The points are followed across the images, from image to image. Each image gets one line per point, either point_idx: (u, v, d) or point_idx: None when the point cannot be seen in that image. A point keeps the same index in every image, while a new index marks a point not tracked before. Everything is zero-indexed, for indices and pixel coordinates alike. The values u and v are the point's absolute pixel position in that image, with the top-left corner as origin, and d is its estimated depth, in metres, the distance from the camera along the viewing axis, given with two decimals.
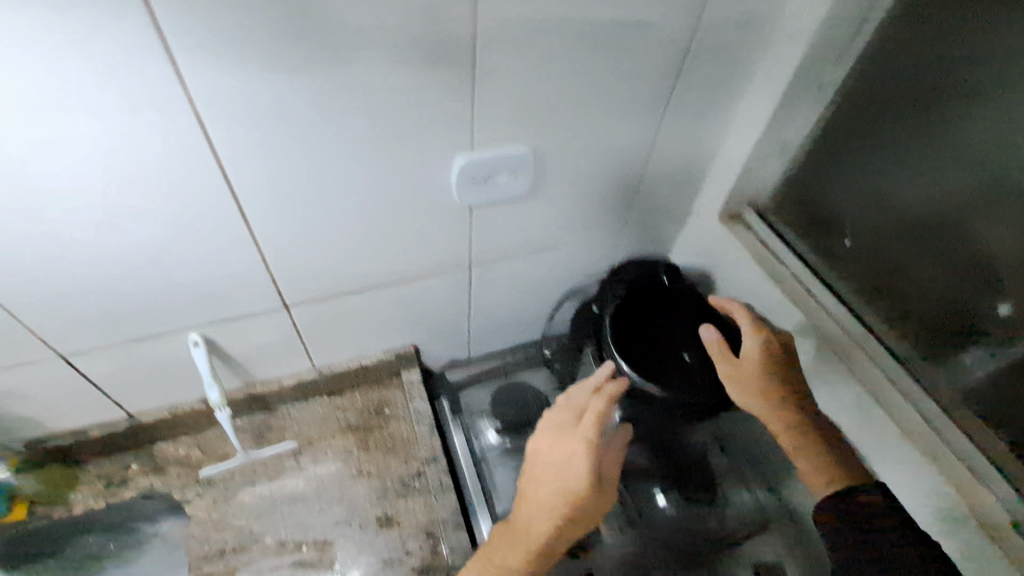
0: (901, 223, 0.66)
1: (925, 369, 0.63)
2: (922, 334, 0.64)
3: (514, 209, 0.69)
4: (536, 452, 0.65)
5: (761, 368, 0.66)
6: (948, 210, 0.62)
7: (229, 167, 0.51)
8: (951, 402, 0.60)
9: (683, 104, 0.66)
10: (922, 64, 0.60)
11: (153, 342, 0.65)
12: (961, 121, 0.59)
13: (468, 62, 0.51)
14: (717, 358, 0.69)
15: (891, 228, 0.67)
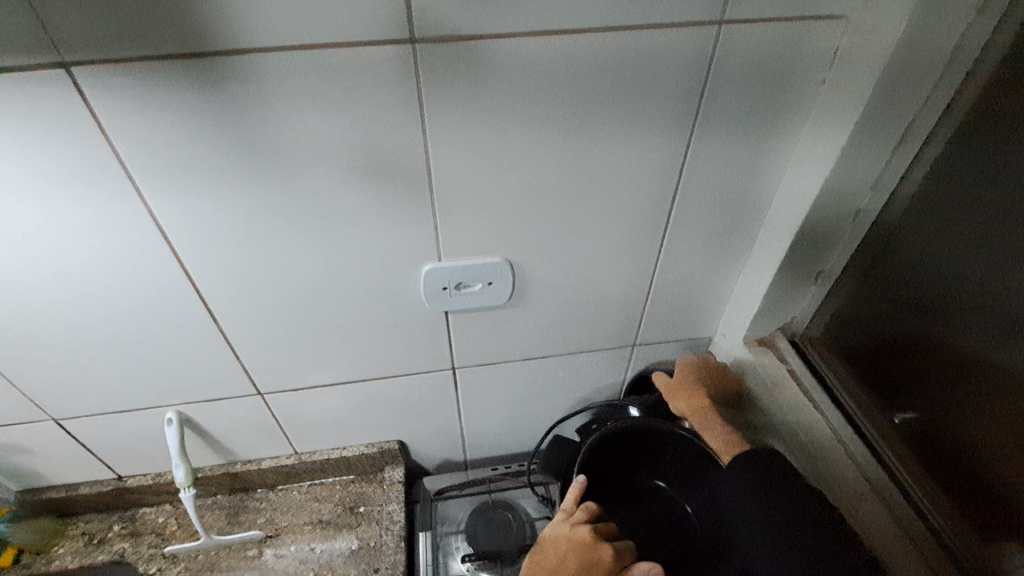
0: (942, 373, 0.57)
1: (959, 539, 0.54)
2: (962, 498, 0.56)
3: (498, 317, 0.65)
4: (553, 549, 0.58)
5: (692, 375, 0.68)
6: (990, 368, 0.52)
7: (186, 260, 0.53)
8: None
9: (687, 218, 0.59)
10: (973, 194, 0.51)
11: (136, 414, 0.67)
12: (1007, 271, 0.49)
13: (425, 174, 0.50)
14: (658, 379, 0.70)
15: (932, 375, 0.58)
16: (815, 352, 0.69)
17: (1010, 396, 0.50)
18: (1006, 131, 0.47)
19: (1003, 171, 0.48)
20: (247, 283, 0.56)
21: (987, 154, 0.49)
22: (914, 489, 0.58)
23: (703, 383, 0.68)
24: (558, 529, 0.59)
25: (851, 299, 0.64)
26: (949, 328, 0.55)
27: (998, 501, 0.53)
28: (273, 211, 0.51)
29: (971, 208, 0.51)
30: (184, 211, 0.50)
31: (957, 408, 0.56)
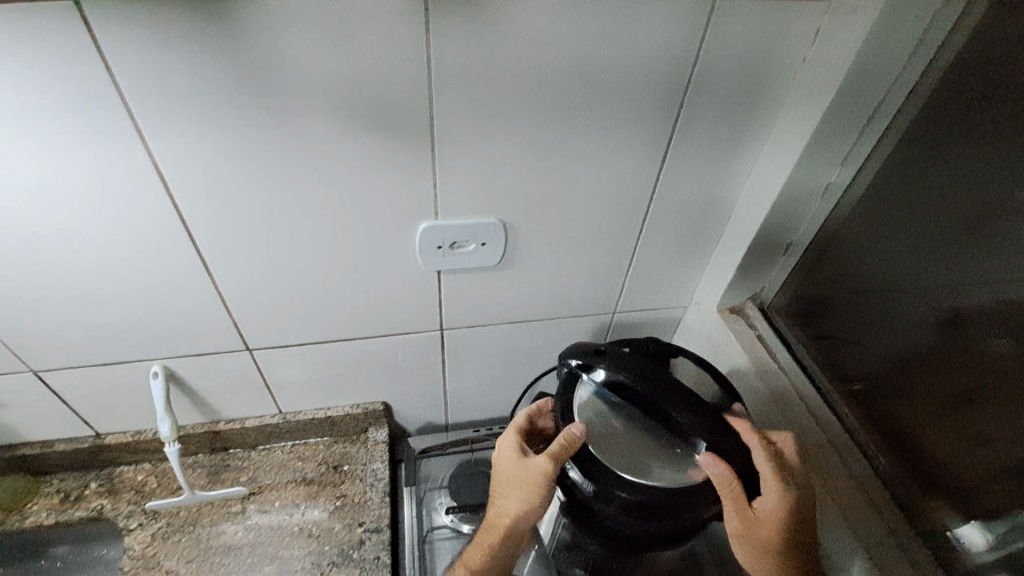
0: (895, 340, 0.61)
1: (908, 488, 0.57)
2: (907, 456, 0.59)
3: (487, 280, 0.67)
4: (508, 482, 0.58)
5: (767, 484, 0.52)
6: (939, 325, 0.57)
7: (184, 210, 0.53)
8: (927, 525, 0.55)
9: (672, 186, 0.62)
10: (933, 166, 0.57)
11: (119, 368, 0.66)
12: (963, 230, 0.55)
13: (427, 130, 0.51)
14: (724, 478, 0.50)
15: (888, 343, 0.62)
16: (776, 321, 0.73)
17: (955, 346, 0.56)
18: (956, 121, 0.54)
19: (956, 140, 0.54)
20: (244, 236, 0.56)
21: (928, 159, 0.57)
22: (877, 465, 0.59)
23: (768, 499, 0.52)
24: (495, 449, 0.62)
25: (806, 278, 0.70)
26: (907, 300, 0.60)
27: (938, 470, 0.56)
28: (275, 162, 0.51)
29: (917, 202, 0.59)
30: (186, 159, 0.50)
31: (907, 372, 0.60)
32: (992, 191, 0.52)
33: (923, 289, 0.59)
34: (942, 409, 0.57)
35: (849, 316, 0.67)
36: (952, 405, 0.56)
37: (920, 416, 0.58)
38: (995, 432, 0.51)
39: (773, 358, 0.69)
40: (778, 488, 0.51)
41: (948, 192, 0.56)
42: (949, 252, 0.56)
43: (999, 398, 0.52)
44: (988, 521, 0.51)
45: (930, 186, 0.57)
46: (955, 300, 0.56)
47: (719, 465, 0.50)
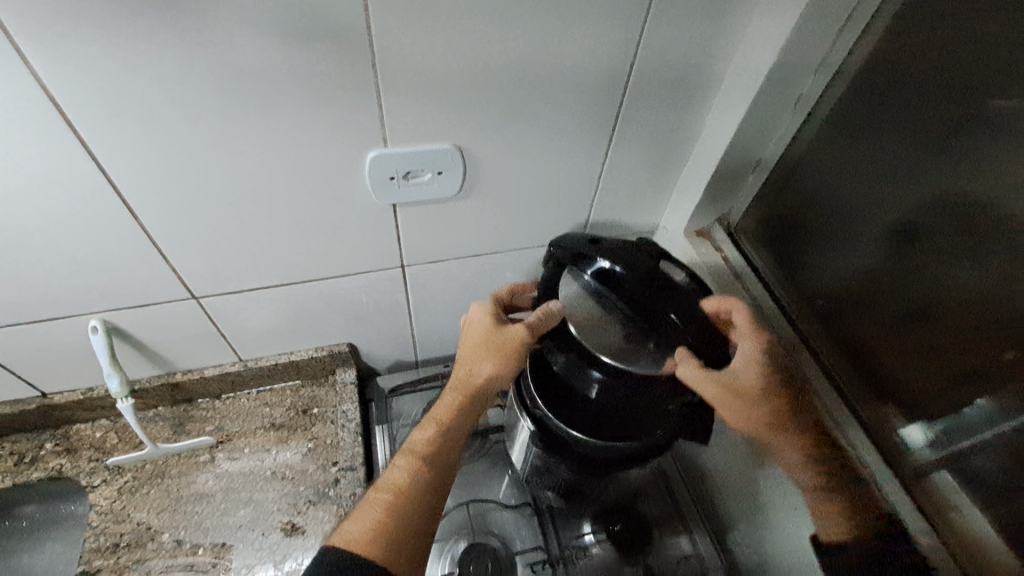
0: (864, 259, 0.61)
1: (866, 402, 0.58)
2: (867, 372, 0.60)
3: (447, 212, 0.63)
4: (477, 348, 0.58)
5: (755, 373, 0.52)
6: (905, 244, 0.56)
7: (90, 141, 0.47)
8: (885, 436, 0.56)
9: (641, 102, 0.58)
10: (909, 74, 0.53)
11: (54, 325, 0.61)
12: (936, 145, 0.52)
13: (366, 43, 0.46)
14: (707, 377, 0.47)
15: (856, 261, 0.62)
16: (746, 243, 0.72)
17: (919, 266, 0.55)
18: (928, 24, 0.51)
19: (931, 46, 0.51)
20: (168, 171, 0.51)
21: (897, 67, 0.54)
22: (838, 381, 0.60)
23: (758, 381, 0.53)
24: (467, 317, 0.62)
25: (770, 199, 0.69)
26: (873, 217, 0.59)
27: (888, 382, 0.58)
28: (190, 81, 0.45)
29: (883, 115, 0.56)
30: (81, 79, 0.43)
31: (873, 288, 0.60)
32: (967, 104, 0.49)
33: (891, 206, 0.57)
34: (902, 325, 0.57)
35: (812, 237, 0.66)
36: (911, 322, 0.56)
37: (881, 332, 0.59)
38: (957, 348, 0.52)
39: (739, 281, 0.68)
40: (755, 340, 0.53)
41: (923, 103, 0.53)
42: (919, 169, 0.54)
43: (958, 317, 0.52)
44: (930, 421, 0.54)
45: (905, 98, 0.54)
46: (914, 216, 0.55)
47: (694, 361, 0.47)
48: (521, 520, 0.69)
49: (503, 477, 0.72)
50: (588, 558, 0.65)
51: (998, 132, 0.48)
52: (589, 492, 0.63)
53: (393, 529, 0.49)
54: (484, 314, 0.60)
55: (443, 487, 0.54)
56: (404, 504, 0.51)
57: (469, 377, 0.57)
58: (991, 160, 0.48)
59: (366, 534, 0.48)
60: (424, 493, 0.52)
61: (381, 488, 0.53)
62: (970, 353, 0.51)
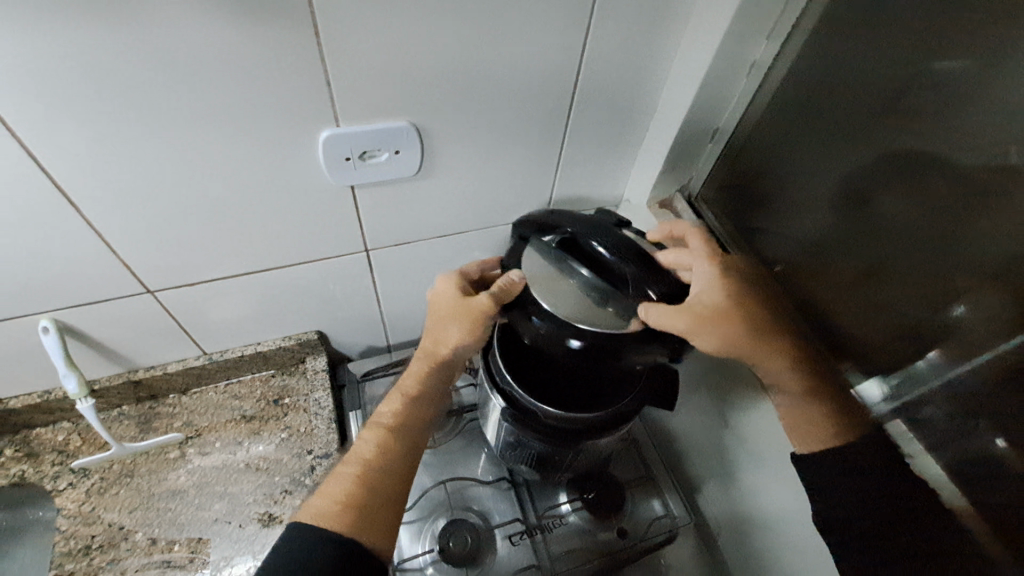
0: (818, 220, 0.62)
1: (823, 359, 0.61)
2: (823, 330, 0.61)
3: (408, 192, 0.62)
4: (440, 319, 0.58)
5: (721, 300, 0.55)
6: (855, 201, 0.57)
7: (16, 127, 0.44)
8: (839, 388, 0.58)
9: (599, 73, 0.57)
10: (857, 35, 0.54)
11: (0, 327, 0.59)
12: (881, 102, 0.53)
13: (311, 19, 0.44)
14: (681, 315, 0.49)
15: (811, 222, 0.63)
16: (707, 211, 0.73)
17: (866, 224, 0.56)
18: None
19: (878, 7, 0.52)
20: (108, 158, 0.48)
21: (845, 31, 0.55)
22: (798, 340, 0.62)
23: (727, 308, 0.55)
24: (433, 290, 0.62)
25: (730, 166, 0.70)
26: (825, 179, 0.60)
27: (843, 341, 0.59)
28: (122, 60, 0.42)
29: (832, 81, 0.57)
30: (2, 62, 0.40)
31: (826, 249, 0.61)
32: (907, 60, 0.50)
33: (842, 166, 0.58)
34: (850, 283, 0.58)
35: (769, 204, 0.67)
36: (858, 279, 0.57)
37: (834, 291, 0.61)
38: (901, 301, 0.53)
39: None
40: (709, 263, 0.57)
41: (870, 61, 0.53)
42: (866, 127, 0.55)
43: (899, 270, 0.53)
44: (886, 374, 0.55)
45: (854, 58, 0.54)
46: (856, 179, 0.57)
47: (652, 302, 0.48)
48: (499, 495, 0.70)
49: (480, 454, 0.73)
50: (565, 527, 0.67)
51: (935, 87, 0.48)
52: (560, 463, 0.63)
53: (357, 501, 0.49)
54: (448, 286, 0.59)
55: (408, 459, 0.55)
56: (369, 476, 0.51)
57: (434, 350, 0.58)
58: (930, 114, 0.49)
59: (330, 506, 0.48)
60: (388, 464, 0.52)
61: (348, 462, 0.53)
62: (909, 304, 0.52)
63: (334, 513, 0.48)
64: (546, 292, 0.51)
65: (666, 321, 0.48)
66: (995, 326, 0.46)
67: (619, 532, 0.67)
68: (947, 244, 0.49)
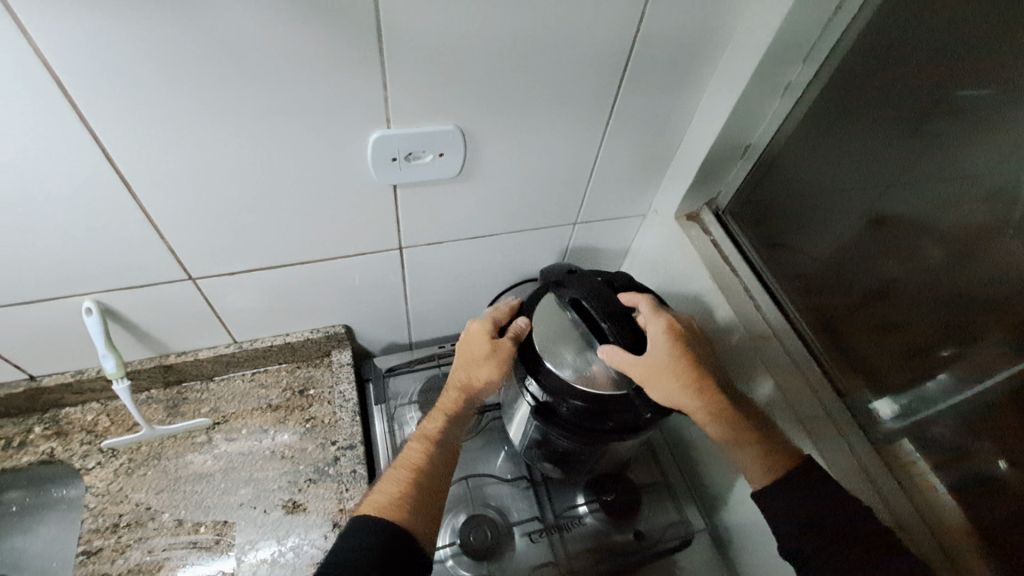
0: (843, 238, 0.64)
1: (841, 372, 0.62)
2: (844, 345, 0.63)
3: (446, 194, 0.64)
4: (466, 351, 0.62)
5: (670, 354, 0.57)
6: (882, 222, 0.59)
7: (87, 112, 0.45)
8: (857, 401, 0.60)
9: (639, 87, 0.59)
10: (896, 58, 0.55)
11: (45, 306, 0.60)
12: (919, 127, 0.55)
13: (375, 24, 0.46)
14: (628, 363, 0.53)
15: (834, 239, 0.65)
16: (729, 224, 0.75)
17: (892, 245, 0.58)
18: (910, 17, 0.53)
19: (917, 33, 0.53)
20: (168, 147, 0.50)
21: (879, 56, 0.56)
22: (818, 353, 0.64)
23: (678, 360, 0.57)
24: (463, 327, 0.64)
25: (755, 181, 0.71)
26: (852, 199, 0.62)
27: (859, 356, 0.62)
28: (193, 54, 0.44)
29: (864, 102, 0.59)
30: (81, 51, 0.42)
31: (847, 266, 0.63)
32: (946, 89, 0.52)
33: (869, 187, 0.60)
34: (871, 301, 0.61)
35: (794, 220, 0.69)
36: (879, 298, 0.60)
37: (853, 306, 0.63)
38: (927, 321, 0.55)
39: (727, 262, 0.71)
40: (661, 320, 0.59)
41: (911, 83, 0.55)
42: (900, 153, 0.57)
43: (922, 292, 0.56)
44: (897, 394, 0.58)
45: (894, 80, 0.56)
46: (880, 201, 0.59)
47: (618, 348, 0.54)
48: (517, 493, 0.71)
49: (499, 452, 0.75)
50: (582, 526, 0.69)
51: (973, 119, 0.51)
52: (582, 462, 0.66)
53: (413, 501, 0.55)
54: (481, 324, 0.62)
55: (449, 466, 0.61)
56: (420, 479, 0.57)
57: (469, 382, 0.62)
58: (968, 146, 0.51)
59: (390, 503, 0.54)
60: (435, 471, 0.59)
61: (399, 466, 0.59)
62: (924, 329, 0.56)
63: (395, 511, 0.53)
64: (540, 332, 0.58)
65: (622, 362, 0.53)
66: (1001, 352, 0.50)
67: (635, 535, 0.69)
68: (977, 271, 0.51)
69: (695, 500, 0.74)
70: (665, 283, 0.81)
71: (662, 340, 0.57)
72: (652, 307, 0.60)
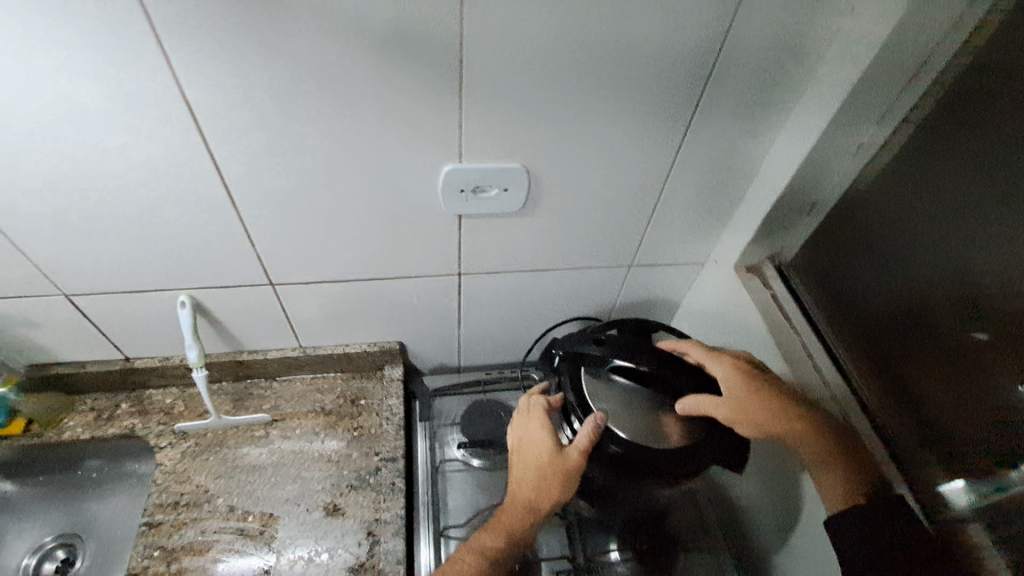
0: (913, 305, 0.60)
1: (908, 446, 0.58)
2: (914, 421, 0.58)
3: (507, 226, 0.67)
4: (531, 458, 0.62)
5: (748, 387, 0.58)
6: (962, 294, 0.55)
7: (208, 133, 0.53)
8: (925, 479, 0.56)
9: (702, 136, 0.61)
10: (981, 117, 0.52)
11: (148, 296, 0.68)
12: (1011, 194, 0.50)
13: (456, 66, 0.50)
14: (713, 407, 0.55)
15: (903, 306, 0.61)
16: (792, 278, 0.73)
17: (975, 320, 0.54)
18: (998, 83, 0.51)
19: (1006, 94, 0.50)
20: (269, 166, 0.56)
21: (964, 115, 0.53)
22: (886, 429, 0.60)
23: (759, 388, 0.58)
24: (526, 429, 0.64)
25: (823, 236, 0.69)
26: (927, 265, 0.58)
27: (934, 435, 0.57)
28: (301, 87, 0.50)
29: (956, 153, 0.54)
30: (210, 79, 0.49)
31: (920, 337, 0.59)
32: None
33: (948, 256, 0.56)
34: (951, 377, 0.56)
35: (862, 284, 0.65)
36: (961, 376, 0.55)
37: (928, 380, 0.58)
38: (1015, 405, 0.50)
39: (786, 318, 0.69)
40: (719, 361, 0.62)
41: (994, 142, 0.51)
42: (983, 220, 0.53)
43: (1011, 375, 0.51)
44: (977, 477, 0.53)
45: (979, 138, 0.52)
46: (969, 262, 0.54)
47: (694, 397, 0.56)
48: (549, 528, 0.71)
49: None
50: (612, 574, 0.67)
51: None
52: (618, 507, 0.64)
53: None
54: (543, 435, 0.61)
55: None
56: None
57: (532, 494, 0.62)
58: None
59: None
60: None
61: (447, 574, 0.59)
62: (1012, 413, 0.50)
63: None
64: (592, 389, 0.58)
65: (709, 406, 0.55)
66: None
67: None
68: None
69: (737, 566, 0.70)
70: (719, 334, 0.79)
71: (736, 376, 0.59)
72: (706, 352, 0.64)
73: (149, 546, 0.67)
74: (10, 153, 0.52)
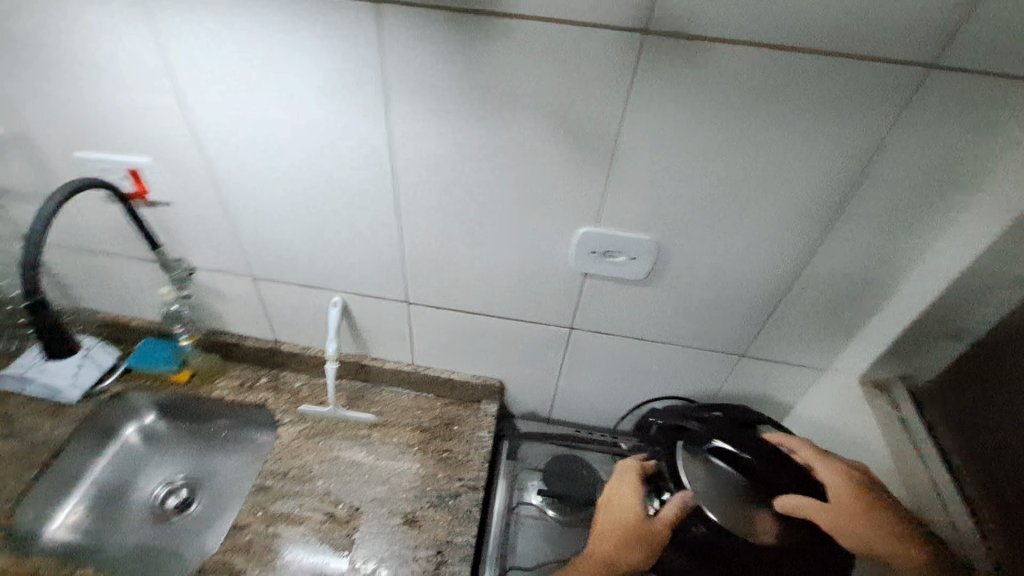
0: None
1: None
2: None
3: (626, 292, 0.71)
4: (615, 519, 0.63)
5: (856, 502, 0.54)
6: None
7: (397, 175, 0.63)
8: None
9: (841, 242, 0.61)
10: None
11: (310, 292, 0.81)
12: None
13: (611, 146, 0.57)
14: (815, 515, 0.53)
15: None
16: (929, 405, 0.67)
17: None
18: None
19: None
20: (434, 207, 0.66)
21: None
22: None
23: (868, 506, 0.54)
24: (614, 490, 0.66)
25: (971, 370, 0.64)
26: None
27: None
28: (477, 147, 0.59)
29: None
30: (410, 133, 0.59)
31: None
32: None
33: None
34: None
35: None
36: None
37: None
38: None
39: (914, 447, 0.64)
40: (828, 465, 0.59)
41: None
42: None
43: None
44: None
45: None
46: None
47: (798, 500, 0.53)
48: None
49: None
50: None
51: None
52: None
53: None
54: (632, 499, 0.63)
55: None
56: None
57: (609, 556, 0.62)
58: None
59: None
60: None
61: None
62: None
63: None
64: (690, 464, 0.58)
65: (812, 513, 0.53)
66: None
67: None
68: None
69: None
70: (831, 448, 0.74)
71: (844, 488, 0.56)
72: (812, 451, 0.60)
73: (257, 505, 0.77)
74: (253, 165, 0.66)
